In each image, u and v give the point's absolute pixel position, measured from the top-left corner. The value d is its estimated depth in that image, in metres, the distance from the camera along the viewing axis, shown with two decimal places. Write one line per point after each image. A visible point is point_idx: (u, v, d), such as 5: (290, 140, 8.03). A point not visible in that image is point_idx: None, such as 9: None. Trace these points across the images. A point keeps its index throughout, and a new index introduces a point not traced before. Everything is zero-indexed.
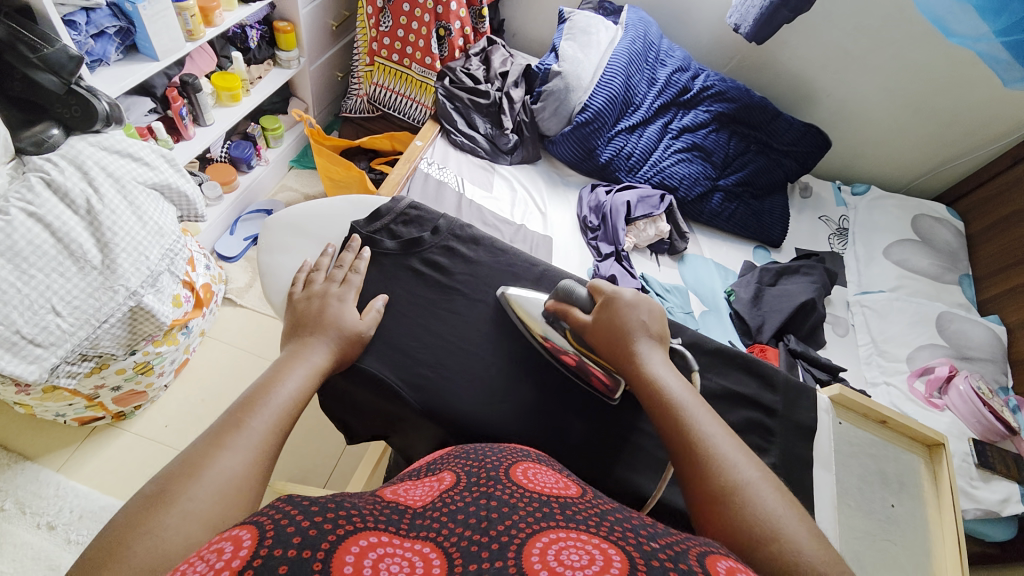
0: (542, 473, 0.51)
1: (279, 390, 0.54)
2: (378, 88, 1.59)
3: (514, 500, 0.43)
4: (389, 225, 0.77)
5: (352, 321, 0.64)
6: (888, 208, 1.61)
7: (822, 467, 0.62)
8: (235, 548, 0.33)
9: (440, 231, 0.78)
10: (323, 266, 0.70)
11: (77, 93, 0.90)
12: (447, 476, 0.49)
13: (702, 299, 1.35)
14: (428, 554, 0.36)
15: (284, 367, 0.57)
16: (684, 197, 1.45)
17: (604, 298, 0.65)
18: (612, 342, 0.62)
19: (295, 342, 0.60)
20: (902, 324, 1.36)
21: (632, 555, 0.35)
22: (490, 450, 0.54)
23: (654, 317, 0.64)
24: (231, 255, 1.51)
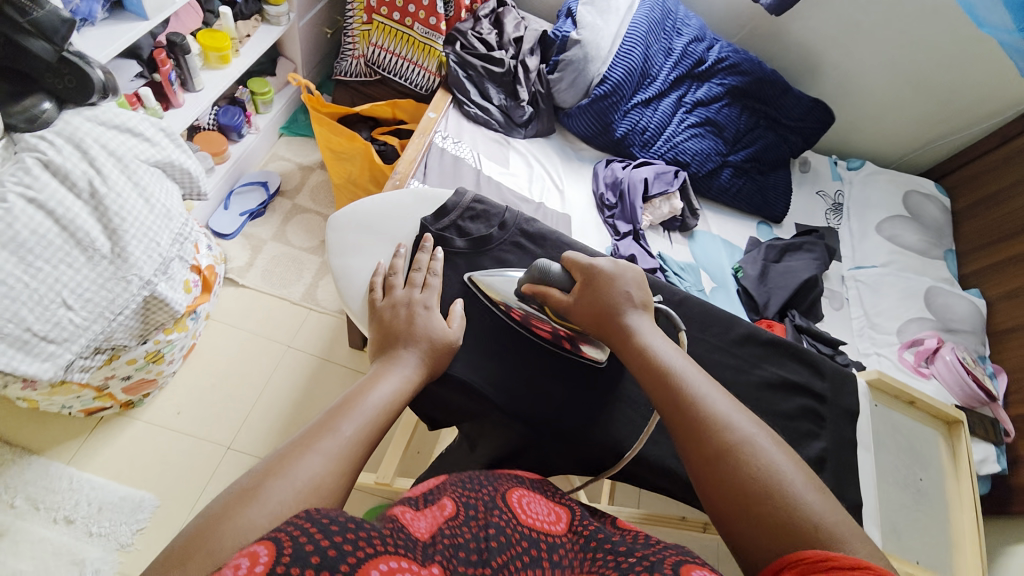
0: (536, 501, 0.47)
1: (371, 396, 0.52)
2: (377, 50, 1.47)
3: (512, 535, 0.40)
4: (457, 221, 0.76)
5: (438, 326, 0.62)
6: (881, 183, 1.67)
7: (864, 448, 0.69)
8: (248, 565, 0.30)
9: (508, 227, 0.76)
10: (399, 269, 0.69)
11: (70, 62, 0.82)
12: (448, 500, 0.42)
13: (712, 276, 1.38)
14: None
15: (376, 376, 0.55)
16: (696, 172, 1.45)
17: (583, 274, 0.64)
18: (598, 313, 0.62)
19: (386, 355, 0.58)
20: (893, 298, 1.44)
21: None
22: (484, 478, 0.47)
23: (638, 286, 0.64)
24: (227, 232, 1.43)
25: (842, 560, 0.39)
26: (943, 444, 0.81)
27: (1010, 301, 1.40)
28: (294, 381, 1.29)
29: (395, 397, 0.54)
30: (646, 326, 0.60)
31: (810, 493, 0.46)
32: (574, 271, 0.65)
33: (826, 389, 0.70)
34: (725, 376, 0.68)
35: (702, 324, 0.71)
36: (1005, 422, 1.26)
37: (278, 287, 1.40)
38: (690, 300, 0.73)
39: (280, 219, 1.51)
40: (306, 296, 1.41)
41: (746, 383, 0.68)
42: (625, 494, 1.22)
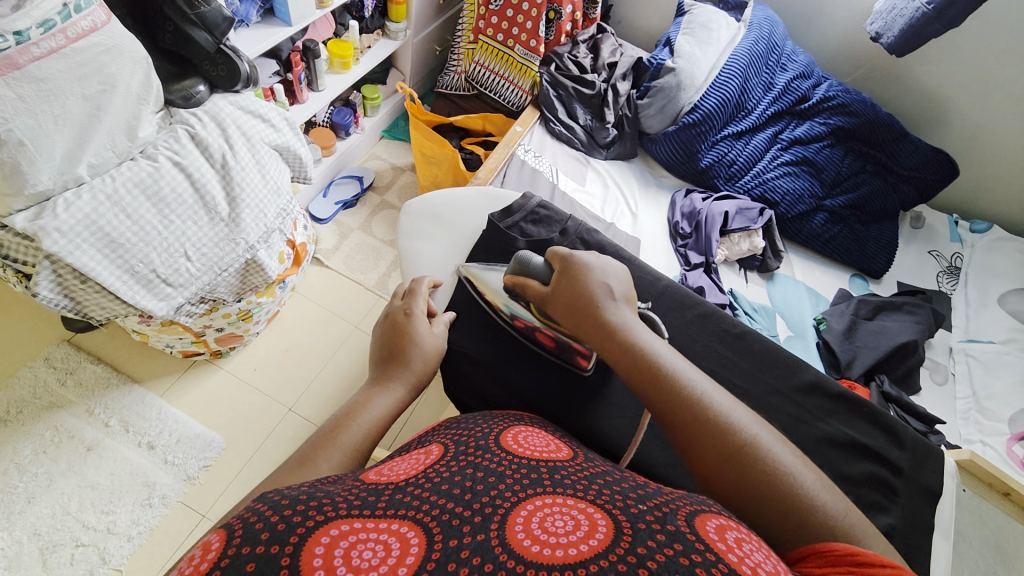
0: (533, 436, 0.52)
1: (354, 425, 0.53)
2: (478, 67, 1.58)
3: (502, 467, 0.42)
4: (520, 222, 0.78)
5: (426, 338, 0.65)
6: (1009, 252, 1.47)
7: (941, 535, 0.60)
8: (203, 553, 0.33)
9: (568, 233, 0.77)
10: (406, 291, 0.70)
11: (224, 53, 0.98)
12: (433, 449, 0.48)
13: (789, 323, 1.28)
14: (405, 533, 0.34)
15: (360, 401, 0.56)
16: (784, 213, 1.37)
17: (563, 263, 0.63)
18: (577, 307, 0.60)
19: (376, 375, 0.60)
20: (1008, 381, 1.24)
21: (619, 522, 0.36)
22: (478, 420, 0.54)
23: (618, 279, 0.63)
24: (322, 217, 1.58)
25: (869, 557, 0.41)
26: None
27: None
28: (354, 360, 1.38)
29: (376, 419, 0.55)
30: (632, 320, 0.60)
31: (801, 470, 0.49)
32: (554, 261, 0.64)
33: (903, 460, 0.62)
34: (782, 422, 0.63)
35: (763, 363, 0.67)
36: None
37: (356, 272, 1.53)
38: (753, 335, 0.69)
39: (368, 211, 1.65)
40: (378, 284, 1.52)
41: (804, 434, 0.63)
42: None
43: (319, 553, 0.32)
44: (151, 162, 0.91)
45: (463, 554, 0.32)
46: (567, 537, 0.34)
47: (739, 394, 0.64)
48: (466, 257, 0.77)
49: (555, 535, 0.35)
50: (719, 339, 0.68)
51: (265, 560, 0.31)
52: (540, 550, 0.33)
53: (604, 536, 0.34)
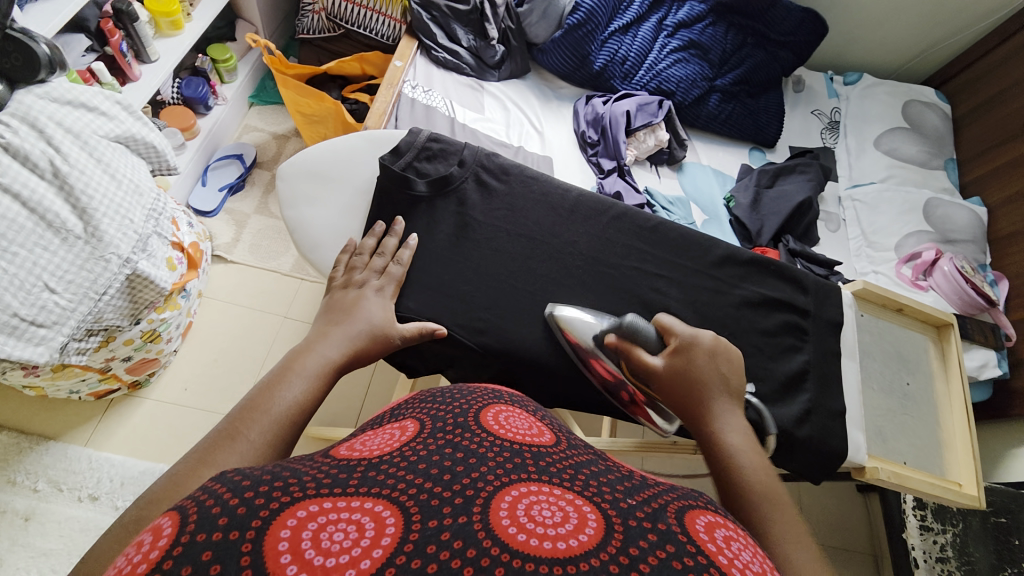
0: (515, 416, 0.46)
1: (285, 392, 0.45)
2: (335, 1, 1.39)
3: (484, 449, 0.38)
4: (413, 162, 0.71)
5: (383, 318, 0.58)
6: (879, 96, 1.58)
7: (848, 357, 0.69)
8: (152, 539, 0.28)
9: (467, 163, 0.72)
10: (365, 249, 0.65)
11: (14, 38, 0.78)
12: (409, 424, 0.43)
13: (703, 208, 1.35)
14: (381, 513, 0.31)
15: (293, 366, 0.48)
16: (681, 101, 1.39)
17: (679, 342, 0.56)
18: (688, 390, 0.53)
19: (318, 331, 0.53)
20: (892, 215, 1.39)
21: (609, 517, 0.33)
22: (458, 392, 0.48)
23: (732, 369, 0.56)
24: (209, 209, 1.41)
25: None
26: (934, 348, 0.78)
27: (1013, 207, 1.36)
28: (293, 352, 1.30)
29: (313, 389, 0.47)
30: (734, 416, 0.52)
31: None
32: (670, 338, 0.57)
33: (810, 303, 0.69)
34: (704, 299, 0.67)
35: (680, 249, 0.69)
36: (1005, 327, 1.26)
37: (266, 260, 1.40)
38: (667, 225, 0.71)
39: (260, 191, 1.49)
40: (296, 267, 1.41)
41: (725, 303, 0.67)
42: (627, 427, 1.25)
43: (285, 535, 0.29)
44: None
45: (442, 538, 0.29)
46: (557, 529, 0.31)
47: (662, 283, 0.67)
48: (365, 211, 0.71)
49: (543, 525, 0.32)
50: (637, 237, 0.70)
51: (223, 547, 0.28)
52: (527, 539, 0.30)
53: (595, 531, 0.31)
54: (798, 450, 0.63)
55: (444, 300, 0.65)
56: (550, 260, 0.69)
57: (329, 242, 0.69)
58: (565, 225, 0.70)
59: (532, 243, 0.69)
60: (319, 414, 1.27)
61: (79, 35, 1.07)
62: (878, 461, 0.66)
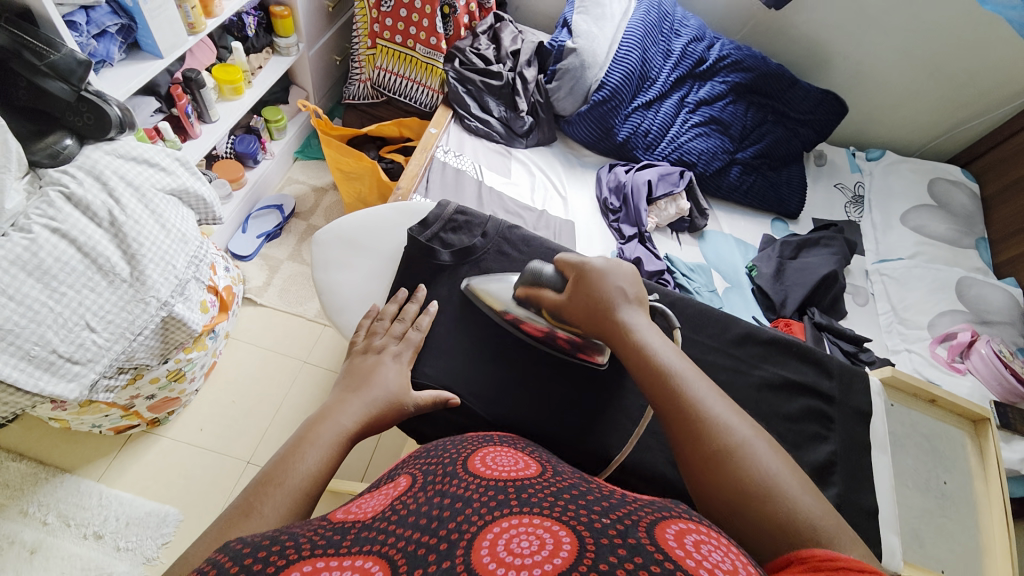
0: (503, 455, 0.48)
1: (299, 463, 0.45)
2: (381, 72, 1.52)
3: (469, 493, 0.39)
4: (439, 233, 0.74)
5: (399, 386, 0.58)
6: (904, 172, 1.59)
7: (879, 450, 0.65)
8: None
9: (490, 235, 0.75)
10: (387, 314, 0.67)
11: (88, 100, 0.88)
12: (402, 479, 0.46)
13: (724, 276, 1.36)
14: (366, 565, 0.33)
15: (309, 434, 0.49)
16: (702, 172, 1.44)
17: (579, 268, 0.61)
18: (589, 312, 0.59)
19: (335, 398, 0.54)
20: (921, 292, 1.36)
21: (583, 540, 0.32)
22: (449, 443, 0.51)
23: (631, 281, 0.60)
24: (245, 254, 1.49)
25: (847, 561, 0.37)
26: (970, 443, 0.73)
27: None
28: (309, 397, 1.32)
29: (327, 459, 0.47)
30: (626, 307, 0.58)
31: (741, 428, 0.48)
32: (568, 269, 0.62)
33: (835, 388, 0.66)
34: (722, 378, 0.64)
35: (697, 325, 0.67)
36: None
37: (293, 305, 1.45)
38: (685, 299, 0.69)
39: (295, 240, 1.57)
40: (320, 313, 1.45)
41: (745, 385, 0.64)
42: None
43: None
44: (25, 235, 0.80)
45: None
46: (532, 558, 0.31)
47: None
48: (389, 277, 0.74)
49: (519, 556, 0.31)
50: (658, 296, 0.68)
51: None
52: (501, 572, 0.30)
53: (569, 553, 0.31)
54: None
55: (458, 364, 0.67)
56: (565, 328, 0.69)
57: (350, 305, 0.72)
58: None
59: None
60: None
61: (150, 98, 1.19)
62: (913, 568, 0.60)
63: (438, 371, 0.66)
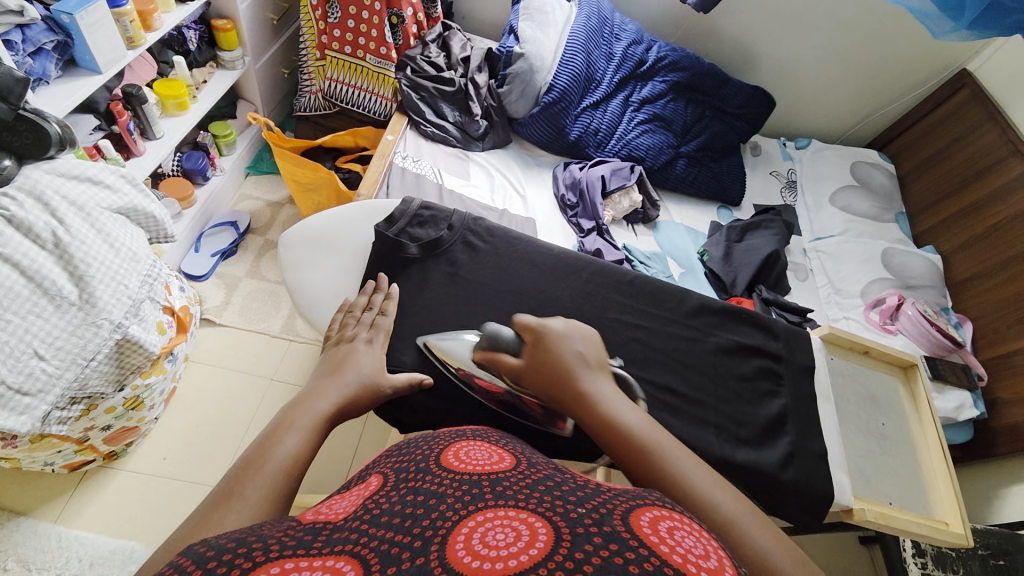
0: (477, 449, 0.49)
1: (278, 448, 0.46)
2: (332, 83, 1.52)
3: (442, 489, 0.41)
4: (406, 228, 0.75)
5: (375, 373, 0.59)
6: (830, 158, 1.75)
7: (823, 400, 0.72)
8: None
9: (456, 228, 0.76)
10: (358, 305, 0.68)
11: (26, 118, 0.84)
12: (372, 480, 0.46)
13: (679, 262, 1.45)
14: (340, 567, 0.32)
15: (287, 421, 0.49)
16: (651, 166, 1.52)
17: (534, 335, 0.59)
18: (552, 380, 0.55)
19: (312, 385, 0.55)
20: (853, 264, 1.49)
21: (558, 527, 0.34)
22: (421, 440, 0.51)
23: (590, 345, 0.59)
24: (200, 274, 1.44)
25: None
26: (903, 390, 0.81)
27: (964, 254, 1.47)
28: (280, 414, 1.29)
29: (306, 443, 0.48)
30: (595, 380, 0.55)
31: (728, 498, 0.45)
32: (524, 333, 0.60)
33: (781, 348, 0.72)
34: (682, 347, 0.70)
35: (657, 301, 0.72)
36: (975, 367, 1.31)
37: (256, 322, 1.41)
38: (643, 277, 0.74)
39: (253, 256, 1.53)
40: (285, 328, 1.42)
41: (702, 351, 0.70)
42: None
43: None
44: None
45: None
46: (507, 549, 0.32)
47: (643, 333, 0.69)
48: (359, 273, 0.75)
49: (495, 548, 0.33)
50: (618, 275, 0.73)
51: None
52: (479, 565, 0.31)
53: (544, 544, 0.33)
54: (785, 493, 0.64)
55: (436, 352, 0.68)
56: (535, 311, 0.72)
57: (322, 303, 0.73)
58: (550, 278, 0.73)
59: (515, 300, 0.72)
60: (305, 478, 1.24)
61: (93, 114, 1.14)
62: (863, 501, 0.67)
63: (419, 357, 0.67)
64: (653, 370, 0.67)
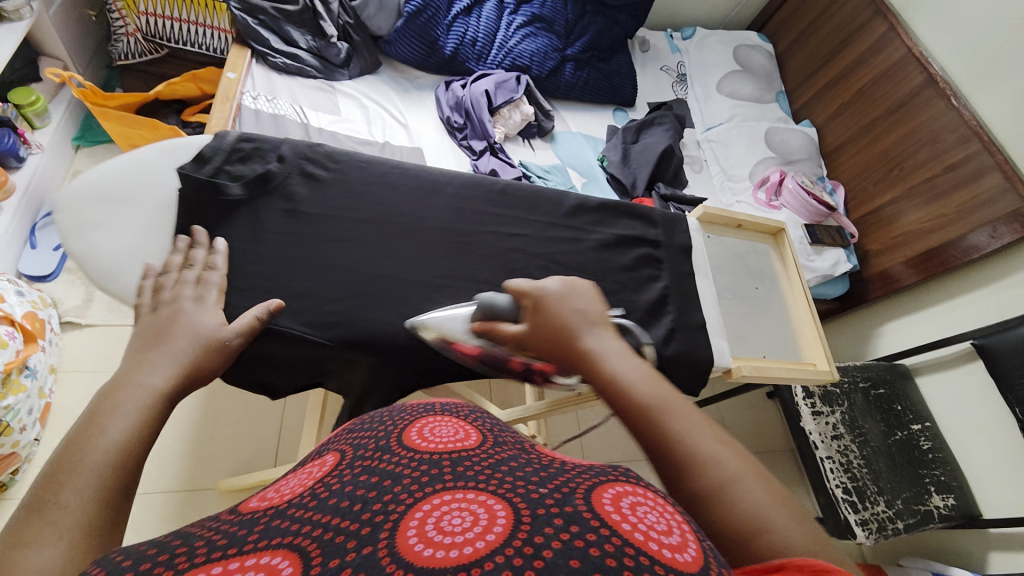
0: (444, 425, 0.43)
1: (97, 441, 0.37)
2: (148, 18, 1.25)
3: (400, 469, 0.35)
4: (223, 166, 0.61)
5: (208, 327, 0.50)
6: (714, 45, 1.74)
7: (702, 276, 0.75)
8: None
9: (287, 158, 0.63)
10: (173, 266, 0.55)
11: None
12: (329, 459, 0.40)
13: (580, 171, 1.43)
14: (278, 562, 0.26)
15: (103, 406, 0.40)
16: (538, 75, 1.44)
17: (533, 301, 0.52)
18: (556, 341, 0.49)
19: (131, 359, 0.45)
20: (742, 148, 1.55)
21: (517, 509, 0.29)
22: (388, 412, 0.45)
23: (591, 301, 0.52)
24: (46, 273, 1.23)
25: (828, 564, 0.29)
26: (773, 252, 0.85)
27: (835, 123, 1.56)
28: (184, 404, 1.19)
29: (136, 428, 0.39)
30: (604, 345, 0.47)
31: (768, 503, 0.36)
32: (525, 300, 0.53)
33: (660, 234, 0.74)
34: (563, 249, 0.68)
35: (533, 207, 0.69)
36: (847, 227, 1.44)
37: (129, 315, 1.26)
38: (515, 184, 0.70)
39: None
40: None
41: (584, 250, 0.69)
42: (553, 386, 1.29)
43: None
44: None
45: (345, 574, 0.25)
46: (464, 537, 0.27)
47: (521, 242, 0.67)
48: (172, 227, 0.59)
49: (450, 536, 0.28)
50: (489, 187, 0.68)
51: None
52: (431, 554, 0.26)
53: (502, 527, 0.27)
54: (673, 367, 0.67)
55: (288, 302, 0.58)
56: (416, 240, 0.64)
57: (121, 267, 0.56)
58: (410, 202, 0.65)
59: (372, 227, 0.63)
60: (229, 462, 1.17)
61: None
62: (739, 360, 0.72)
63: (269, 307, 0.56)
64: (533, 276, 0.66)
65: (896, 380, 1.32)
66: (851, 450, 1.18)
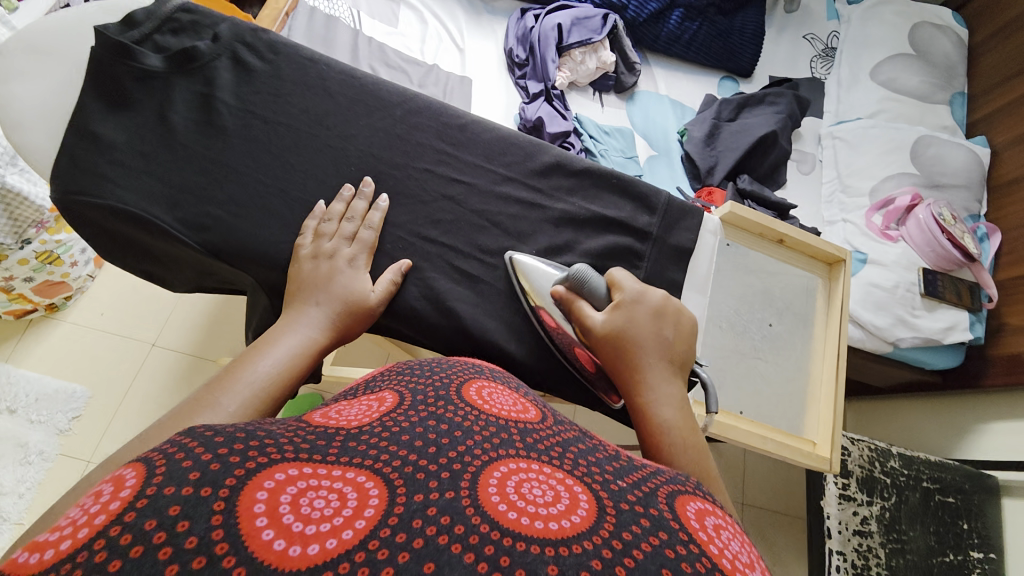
0: (500, 392, 0.39)
1: (256, 366, 0.42)
2: None
3: (469, 422, 0.32)
4: (153, 35, 0.56)
5: (360, 290, 0.51)
6: (885, 16, 1.33)
7: (694, 290, 0.59)
8: (111, 492, 0.23)
9: (221, 39, 0.56)
10: (335, 214, 0.53)
11: None
12: (388, 393, 0.36)
13: (651, 142, 1.22)
14: (362, 483, 0.26)
15: (267, 339, 0.45)
16: (634, 19, 1.23)
17: (622, 300, 0.50)
18: (624, 351, 0.47)
19: (292, 308, 0.49)
20: (873, 154, 1.20)
21: (600, 499, 0.28)
22: (435, 360, 0.41)
23: (677, 330, 0.49)
24: None
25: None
26: (819, 287, 0.65)
27: (1022, 147, 1.14)
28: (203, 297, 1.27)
29: (292, 364, 0.45)
30: (670, 384, 0.45)
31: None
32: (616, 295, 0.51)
33: (653, 225, 0.58)
34: (513, 212, 0.58)
35: (496, 153, 0.59)
36: (987, 287, 1.08)
37: None
38: (482, 125, 0.60)
39: None
40: None
41: (540, 221, 0.58)
42: None
43: (262, 497, 0.24)
44: None
45: (429, 513, 0.25)
46: (549, 511, 0.26)
47: (462, 190, 0.57)
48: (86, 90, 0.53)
49: (532, 504, 0.27)
50: (453, 123, 0.59)
51: (194, 503, 0.22)
52: (519, 519, 0.25)
53: (586, 513, 0.26)
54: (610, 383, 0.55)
55: (162, 191, 0.52)
56: (343, 163, 0.56)
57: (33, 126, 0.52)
58: (344, 116, 0.57)
59: (292, 135, 0.56)
60: (233, 342, 1.24)
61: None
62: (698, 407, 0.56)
63: (145, 197, 0.51)
64: (466, 235, 0.57)
65: (975, 493, 1.00)
66: (874, 555, 0.94)
